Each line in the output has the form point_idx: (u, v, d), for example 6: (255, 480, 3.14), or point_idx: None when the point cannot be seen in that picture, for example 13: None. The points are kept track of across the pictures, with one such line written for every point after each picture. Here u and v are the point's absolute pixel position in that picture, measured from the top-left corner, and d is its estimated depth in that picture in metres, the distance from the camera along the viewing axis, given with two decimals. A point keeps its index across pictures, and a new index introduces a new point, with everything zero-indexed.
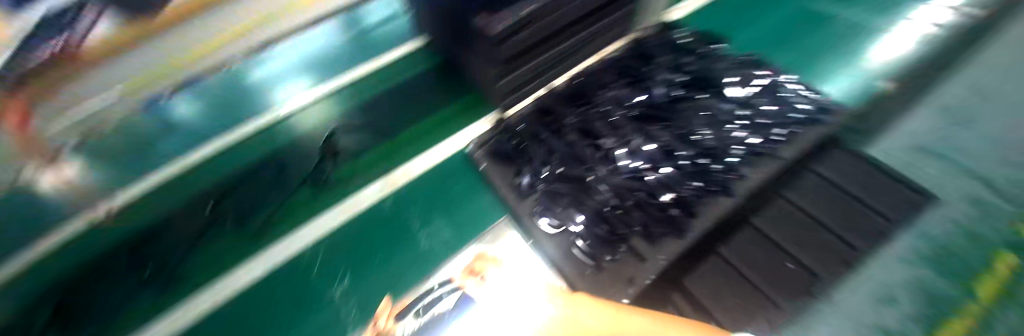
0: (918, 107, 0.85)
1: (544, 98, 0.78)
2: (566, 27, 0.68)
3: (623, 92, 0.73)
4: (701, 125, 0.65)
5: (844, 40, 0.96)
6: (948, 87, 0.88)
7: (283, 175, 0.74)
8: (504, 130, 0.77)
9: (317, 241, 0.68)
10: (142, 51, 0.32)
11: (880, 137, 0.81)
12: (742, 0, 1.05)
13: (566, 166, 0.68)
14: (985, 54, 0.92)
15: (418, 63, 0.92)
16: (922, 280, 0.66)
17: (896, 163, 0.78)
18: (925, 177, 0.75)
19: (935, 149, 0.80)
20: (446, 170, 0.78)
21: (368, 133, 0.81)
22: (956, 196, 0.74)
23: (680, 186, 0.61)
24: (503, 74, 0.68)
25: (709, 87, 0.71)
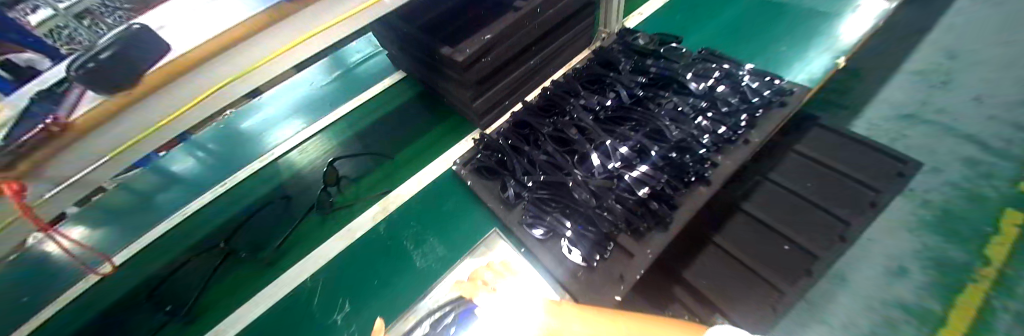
0: (892, 79, 0.87)
1: (522, 114, 0.83)
2: (520, 53, 0.83)
3: (591, 98, 0.75)
4: (669, 119, 0.66)
5: (798, 26, 1.00)
6: (919, 57, 0.90)
7: (288, 208, 0.83)
8: (487, 147, 0.83)
9: (324, 268, 0.73)
10: (131, 121, 0.34)
11: (858, 113, 0.84)
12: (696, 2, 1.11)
13: (545, 174, 0.70)
14: (948, 21, 0.95)
15: (402, 93, 1.04)
16: (929, 248, 0.66)
17: (879, 136, 0.79)
18: (908, 147, 0.77)
19: (920, 117, 0.81)
20: (439, 189, 0.83)
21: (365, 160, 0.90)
22: (949, 158, 0.75)
23: (656, 180, 0.60)
24: (476, 96, 0.80)
25: (671, 85, 0.73)
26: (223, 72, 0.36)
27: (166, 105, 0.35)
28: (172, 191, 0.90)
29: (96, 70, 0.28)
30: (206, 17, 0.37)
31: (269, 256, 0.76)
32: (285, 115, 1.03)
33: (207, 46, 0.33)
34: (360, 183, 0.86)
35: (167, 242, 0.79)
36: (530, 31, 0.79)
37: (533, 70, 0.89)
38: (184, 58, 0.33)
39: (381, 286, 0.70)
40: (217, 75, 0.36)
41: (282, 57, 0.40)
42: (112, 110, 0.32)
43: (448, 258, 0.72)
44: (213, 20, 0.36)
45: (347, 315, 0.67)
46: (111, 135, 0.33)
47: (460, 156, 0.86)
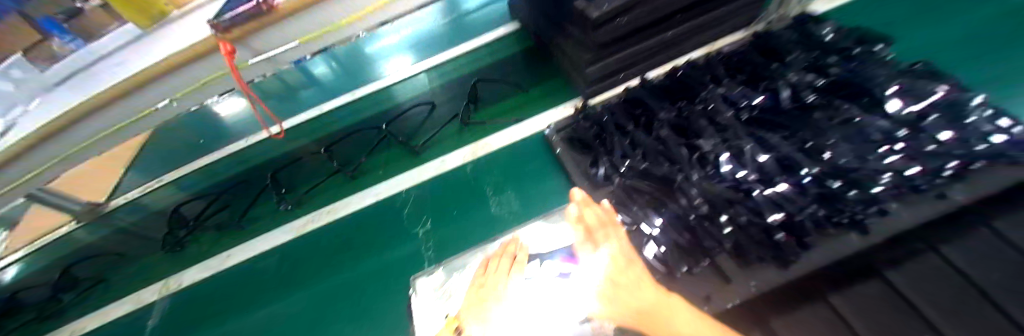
0: None
1: (636, 91, 0.76)
2: (655, 24, 0.75)
3: (734, 91, 0.63)
4: (838, 139, 0.53)
5: None
6: None
7: (434, 115, 1.02)
8: (587, 119, 0.80)
9: (415, 185, 0.88)
10: (305, 18, 0.46)
11: None
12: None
13: (650, 163, 0.62)
14: None
15: (515, 45, 1.12)
16: None
17: None
18: None
19: None
20: (527, 147, 0.87)
21: (493, 88, 1.03)
22: None
23: (795, 208, 0.49)
24: (593, 61, 0.78)
25: (858, 98, 0.57)
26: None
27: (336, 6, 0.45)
28: (302, 91, 1.19)
29: None
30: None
31: (418, 149, 0.95)
32: (411, 45, 1.22)
33: None
34: (490, 108, 0.98)
35: (333, 115, 1.09)
36: None
37: (670, 43, 0.80)
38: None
39: (458, 217, 0.79)
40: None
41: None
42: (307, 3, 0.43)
43: (521, 212, 0.75)
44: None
45: (427, 231, 0.78)
46: (298, 25, 0.47)
47: (555, 122, 0.86)
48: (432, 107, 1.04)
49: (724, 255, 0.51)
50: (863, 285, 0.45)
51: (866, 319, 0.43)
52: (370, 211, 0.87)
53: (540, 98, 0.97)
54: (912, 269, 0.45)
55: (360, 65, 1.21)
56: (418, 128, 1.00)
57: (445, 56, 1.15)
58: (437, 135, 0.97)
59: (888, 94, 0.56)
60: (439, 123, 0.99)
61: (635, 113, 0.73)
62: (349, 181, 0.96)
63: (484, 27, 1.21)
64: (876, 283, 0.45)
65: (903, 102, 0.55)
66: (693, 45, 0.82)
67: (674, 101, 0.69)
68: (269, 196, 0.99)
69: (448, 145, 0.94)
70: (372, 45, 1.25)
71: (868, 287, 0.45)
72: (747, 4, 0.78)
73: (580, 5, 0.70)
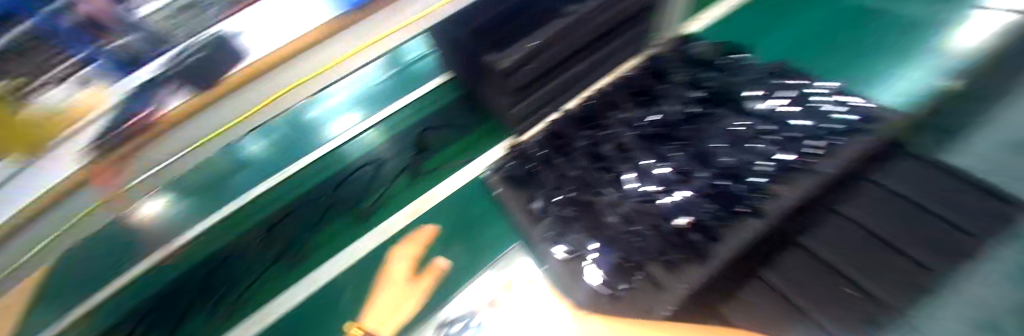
0: (1016, 99, 0.73)
1: (555, 123, 0.82)
2: (560, 62, 0.83)
3: (634, 113, 0.71)
4: (721, 141, 0.61)
5: (888, 47, 0.87)
6: None
7: (381, 172, 0.90)
8: (519, 155, 0.82)
9: (355, 263, 0.79)
10: (199, 122, 0.33)
11: (965, 142, 0.70)
12: (763, 11, 0.99)
13: (576, 190, 0.66)
14: None
15: None
16: None
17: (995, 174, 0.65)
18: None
19: None
20: (468, 194, 0.88)
21: (441, 131, 0.97)
22: None
23: (697, 208, 0.55)
24: (515, 102, 0.84)
25: (729, 102, 0.66)
26: (307, 66, 0.36)
27: (249, 91, 0.34)
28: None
29: (198, 65, 0.29)
30: (282, 16, 0.32)
31: (365, 210, 0.85)
32: None
33: (270, 57, 0.31)
34: (442, 152, 0.94)
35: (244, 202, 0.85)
36: (581, 37, 0.80)
37: (577, 76, 0.88)
38: (275, 55, 0.31)
39: None
40: (302, 68, 0.36)
41: (361, 52, 0.40)
42: (200, 104, 0.31)
43: (471, 265, 0.76)
44: (294, 21, 0.32)
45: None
46: (213, 118, 0.34)
47: (491, 164, 0.88)
48: (380, 165, 0.91)
49: (657, 265, 0.55)
50: (754, 279, 0.60)
51: (765, 308, 0.58)
52: (306, 309, 0.73)
53: (480, 138, 0.98)
54: (782, 262, 0.61)
55: None
56: (362, 194, 0.87)
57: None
58: (384, 195, 0.87)
59: (747, 96, 0.67)
60: (388, 178, 0.89)
61: (558, 144, 0.79)
62: (283, 272, 0.77)
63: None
64: (797, 252, 0.62)
65: (761, 100, 0.66)
66: (600, 73, 0.92)
67: (588, 129, 0.76)
68: (198, 309, 0.72)
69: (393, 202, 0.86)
70: None
71: (759, 280, 0.60)
72: (634, 34, 0.90)
73: (490, 56, 0.75)
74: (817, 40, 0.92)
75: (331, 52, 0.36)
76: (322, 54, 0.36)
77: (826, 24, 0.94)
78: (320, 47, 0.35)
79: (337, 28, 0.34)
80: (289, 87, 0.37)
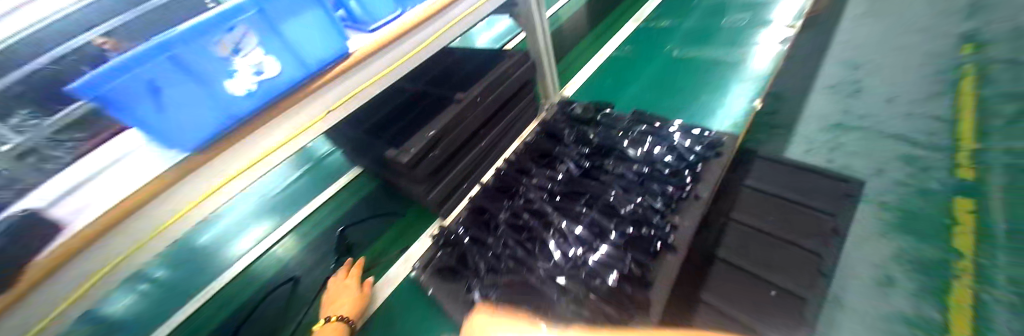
0: (801, 105, 0.99)
1: (474, 201, 0.81)
2: (465, 142, 0.86)
3: (543, 177, 0.75)
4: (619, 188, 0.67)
5: (708, 84, 1.13)
6: (819, 85, 1.03)
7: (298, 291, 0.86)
8: (446, 243, 0.79)
9: None
10: (54, 284, 0.37)
11: (787, 143, 0.91)
12: (617, 75, 1.28)
13: (508, 269, 0.64)
14: (833, 52, 1.12)
15: (363, 185, 1.11)
16: (899, 253, 0.65)
17: (815, 159, 0.85)
18: (838, 165, 0.82)
19: (847, 130, 0.89)
20: (400, 303, 0.78)
21: (360, 232, 0.97)
22: (887, 157, 0.80)
23: (620, 261, 0.56)
24: (431, 188, 0.81)
25: (617, 151, 0.75)
26: (185, 195, 0.44)
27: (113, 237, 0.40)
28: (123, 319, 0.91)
29: (27, 232, 0.35)
30: (135, 177, 0.42)
31: None
32: (256, 216, 1.09)
33: (118, 207, 0.38)
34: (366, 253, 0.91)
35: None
36: (477, 117, 0.85)
37: (485, 150, 0.92)
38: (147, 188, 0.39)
39: None
40: (169, 205, 0.43)
41: (251, 170, 0.49)
42: (68, 253, 0.36)
43: None
44: (145, 172, 0.42)
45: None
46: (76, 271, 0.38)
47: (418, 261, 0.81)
48: (296, 282, 0.88)
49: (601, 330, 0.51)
50: (699, 308, 0.64)
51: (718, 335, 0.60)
52: None
53: (406, 229, 0.94)
54: (712, 281, 0.67)
55: (184, 266, 0.97)
56: (277, 324, 0.80)
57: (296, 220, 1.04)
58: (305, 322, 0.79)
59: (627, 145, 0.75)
60: (310, 296, 0.84)
61: (481, 223, 0.76)
62: None
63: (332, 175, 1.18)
64: (721, 264, 0.69)
65: (640, 143, 0.75)
66: (507, 142, 0.98)
67: (505, 200, 0.76)
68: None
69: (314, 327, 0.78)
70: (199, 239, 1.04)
71: (702, 308, 0.64)
72: (525, 102, 0.99)
73: (391, 152, 0.75)
74: (660, 88, 1.18)
75: (194, 186, 0.44)
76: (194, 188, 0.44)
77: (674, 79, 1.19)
78: (190, 181, 0.43)
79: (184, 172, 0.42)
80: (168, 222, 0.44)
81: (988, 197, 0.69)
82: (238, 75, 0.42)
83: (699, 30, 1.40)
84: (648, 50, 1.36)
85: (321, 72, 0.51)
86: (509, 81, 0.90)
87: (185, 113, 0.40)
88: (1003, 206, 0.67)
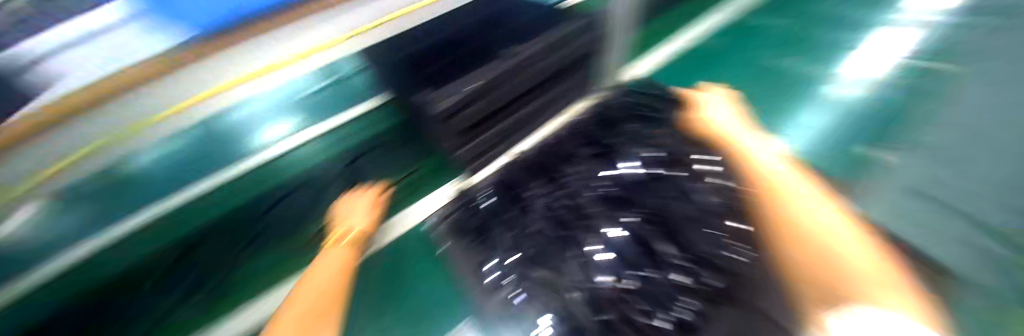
0: (917, 129, 0.78)
1: (510, 168, 0.72)
2: (510, 102, 0.74)
3: (591, 166, 0.65)
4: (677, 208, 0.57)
5: (798, 98, 0.96)
6: (945, 105, 0.80)
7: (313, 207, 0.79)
8: (466, 204, 0.71)
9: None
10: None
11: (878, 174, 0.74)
12: (698, 59, 1.09)
13: (533, 258, 0.58)
14: (981, 62, 0.84)
15: None
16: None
17: (910, 201, 0.68)
18: (937, 214, 0.65)
19: (965, 168, 0.69)
20: (406, 251, 0.77)
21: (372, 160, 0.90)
22: (997, 222, 0.63)
23: (671, 300, 0.48)
24: (459, 145, 0.73)
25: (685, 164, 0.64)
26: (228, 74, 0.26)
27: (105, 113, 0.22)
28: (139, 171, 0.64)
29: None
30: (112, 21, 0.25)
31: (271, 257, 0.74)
32: None
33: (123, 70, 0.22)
34: None
35: None
36: (526, 79, 0.73)
37: (530, 115, 0.81)
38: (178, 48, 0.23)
39: None
40: (167, 96, 0.24)
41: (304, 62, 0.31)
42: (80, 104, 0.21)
43: None
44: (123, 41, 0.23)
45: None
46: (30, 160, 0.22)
47: (433, 214, 0.77)
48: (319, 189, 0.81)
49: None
50: None
51: None
52: None
53: (426, 175, 0.88)
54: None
55: None
56: (278, 233, 0.76)
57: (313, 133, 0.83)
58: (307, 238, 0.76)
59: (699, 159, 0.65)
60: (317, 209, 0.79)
61: (512, 195, 0.68)
62: None
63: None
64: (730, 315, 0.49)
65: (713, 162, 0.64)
66: (556, 110, 0.86)
67: (544, 180, 0.67)
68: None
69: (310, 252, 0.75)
70: None
71: None
72: (583, 74, 0.86)
73: (425, 94, 0.64)
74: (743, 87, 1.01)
75: (204, 76, 0.25)
76: (205, 80, 0.25)
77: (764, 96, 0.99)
78: (207, 67, 0.25)
79: (191, 58, 0.24)
80: (180, 109, 0.26)
81: None
82: None
83: (813, 20, 1.13)
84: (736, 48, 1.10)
85: None
86: (570, 46, 0.76)
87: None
88: None
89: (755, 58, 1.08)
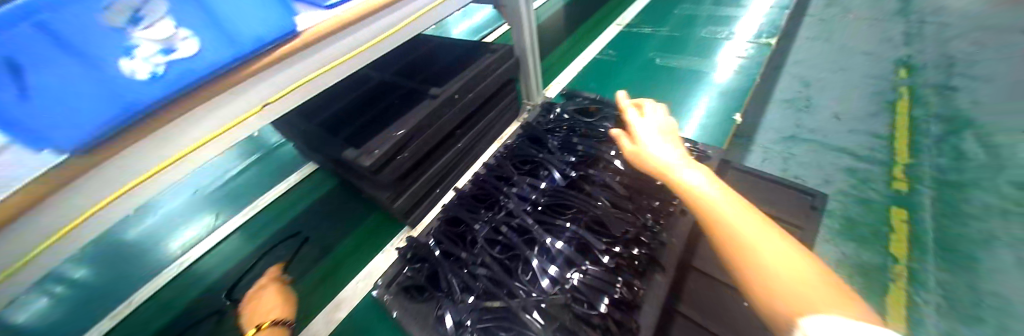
0: (764, 113, 1.07)
1: (450, 207, 0.77)
2: (440, 142, 0.77)
3: (524, 185, 0.73)
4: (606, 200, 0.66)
5: (681, 89, 1.14)
6: (778, 95, 1.12)
7: None
8: (413, 256, 0.72)
9: None
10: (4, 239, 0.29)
11: (752, 150, 0.98)
12: (596, 78, 1.25)
13: (490, 290, 0.60)
14: (790, 68, 1.20)
15: (324, 180, 1.01)
16: (848, 258, 0.74)
17: (774, 164, 0.93)
18: (793, 171, 0.90)
19: (801, 136, 0.98)
20: (359, 325, 0.71)
21: (314, 236, 0.88)
22: (834, 170, 0.89)
23: (609, 285, 0.56)
24: (398, 195, 0.73)
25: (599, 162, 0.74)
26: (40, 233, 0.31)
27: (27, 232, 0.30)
28: None
29: None
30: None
31: None
32: (188, 213, 0.94)
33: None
34: (318, 266, 0.81)
35: None
36: (453, 117, 0.76)
37: (463, 152, 0.84)
38: None
39: None
40: (81, 198, 0.32)
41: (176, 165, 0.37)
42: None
43: None
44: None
45: None
46: None
47: (381, 276, 0.73)
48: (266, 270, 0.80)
49: None
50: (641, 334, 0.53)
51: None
52: None
53: (375, 231, 0.88)
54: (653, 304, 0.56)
55: (94, 280, 0.81)
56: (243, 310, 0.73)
57: (206, 241, 0.87)
58: None
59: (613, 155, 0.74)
60: None
61: (458, 231, 0.71)
62: None
63: (280, 166, 1.07)
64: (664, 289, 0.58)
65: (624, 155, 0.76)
66: (491, 137, 0.92)
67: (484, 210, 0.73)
68: None
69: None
70: (124, 238, 0.90)
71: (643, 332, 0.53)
72: (508, 101, 0.92)
73: (350, 153, 0.66)
74: (638, 90, 1.16)
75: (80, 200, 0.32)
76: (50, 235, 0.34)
77: (648, 91, 1.15)
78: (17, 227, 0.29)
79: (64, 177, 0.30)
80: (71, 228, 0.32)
81: (921, 210, 0.80)
82: (138, 52, 0.31)
83: (680, 39, 1.38)
84: (626, 58, 1.32)
85: (255, 55, 0.39)
86: (489, 79, 0.82)
87: (61, 106, 0.28)
88: (935, 223, 0.78)
89: (646, 63, 1.27)
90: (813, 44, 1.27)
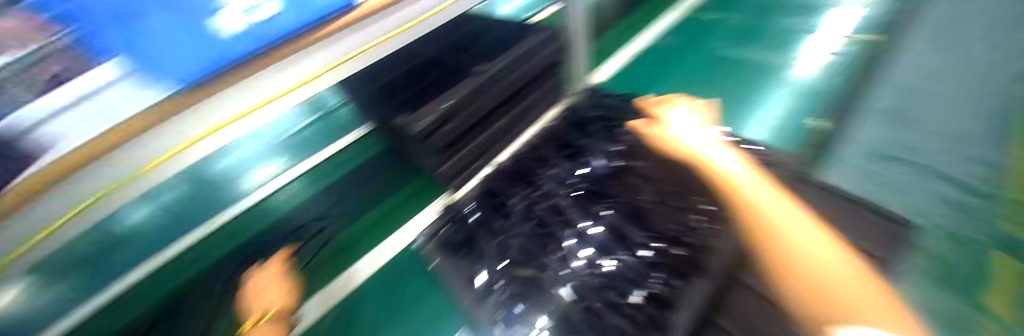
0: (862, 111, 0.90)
1: (491, 177, 0.78)
2: (486, 115, 0.78)
3: (564, 167, 0.73)
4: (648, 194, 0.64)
5: (751, 83, 1.05)
6: (882, 90, 0.95)
7: (318, 236, 0.86)
8: (453, 219, 0.74)
9: None
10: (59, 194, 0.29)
11: (840, 149, 0.84)
12: (653, 62, 1.18)
13: (521, 260, 0.61)
14: (902, 60, 1.01)
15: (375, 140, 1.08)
16: (952, 285, 0.61)
17: (864, 170, 0.80)
18: (885, 182, 0.77)
19: (901, 143, 0.83)
20: (396, 273, 0.79)
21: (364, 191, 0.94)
22: (941, 186, 0.75)
23: (644, 278, 0.54)
24: (442, 161, 0.75)
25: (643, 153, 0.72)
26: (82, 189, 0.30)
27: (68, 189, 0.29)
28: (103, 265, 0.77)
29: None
30: None
31: None
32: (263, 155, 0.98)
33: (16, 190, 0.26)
34: (366, 219, 0.89)
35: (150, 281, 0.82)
36: (496, 94, 0.77)
37: (508, 126, 0.84)
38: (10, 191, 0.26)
39: None
40: (146, 151, 0.32)
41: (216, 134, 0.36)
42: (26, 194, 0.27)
43: None
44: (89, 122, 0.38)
45: None
46: None
47: (422, 232, 0.78)
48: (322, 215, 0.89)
49: None
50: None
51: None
52: None
53: (417, 193, 0.93)
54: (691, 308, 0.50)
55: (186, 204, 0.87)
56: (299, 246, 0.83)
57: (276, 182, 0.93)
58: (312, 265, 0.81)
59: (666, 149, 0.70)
60: (322, 241, 0.85)
61: (495, 203, 0.73)
62: None
63: None
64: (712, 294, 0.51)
65: None
66: (537, 113, 0.90)
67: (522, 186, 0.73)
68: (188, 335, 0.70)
69: (327, 270, 0.81)
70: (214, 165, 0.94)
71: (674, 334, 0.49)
72: (558, 80, 0.90)
73: (402, 119, 0.70)
74: (700, 80, 1.09)
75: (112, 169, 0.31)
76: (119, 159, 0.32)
77: (712, 82, 1.08)
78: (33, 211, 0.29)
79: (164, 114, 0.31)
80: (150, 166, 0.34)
81: None
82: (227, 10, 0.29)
83: (754, 26, 1.25)
84: (690, 46, 1.22)
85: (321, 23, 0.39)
86: (536, 59, 0.81)
87: (162, 57, 0.27)
88: None
89: (712, 52, 1.18)
90: (931, 40, 1.06)
